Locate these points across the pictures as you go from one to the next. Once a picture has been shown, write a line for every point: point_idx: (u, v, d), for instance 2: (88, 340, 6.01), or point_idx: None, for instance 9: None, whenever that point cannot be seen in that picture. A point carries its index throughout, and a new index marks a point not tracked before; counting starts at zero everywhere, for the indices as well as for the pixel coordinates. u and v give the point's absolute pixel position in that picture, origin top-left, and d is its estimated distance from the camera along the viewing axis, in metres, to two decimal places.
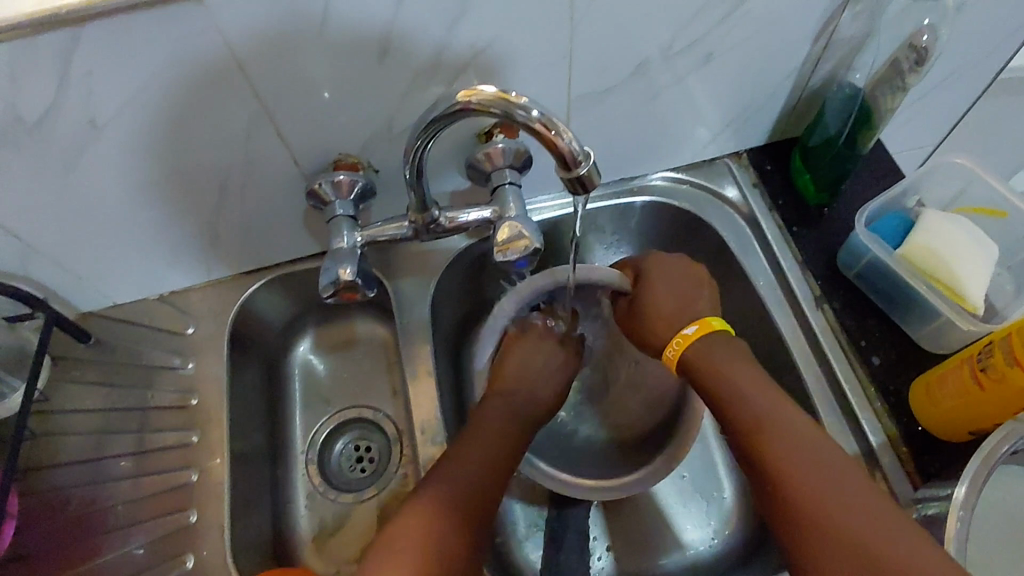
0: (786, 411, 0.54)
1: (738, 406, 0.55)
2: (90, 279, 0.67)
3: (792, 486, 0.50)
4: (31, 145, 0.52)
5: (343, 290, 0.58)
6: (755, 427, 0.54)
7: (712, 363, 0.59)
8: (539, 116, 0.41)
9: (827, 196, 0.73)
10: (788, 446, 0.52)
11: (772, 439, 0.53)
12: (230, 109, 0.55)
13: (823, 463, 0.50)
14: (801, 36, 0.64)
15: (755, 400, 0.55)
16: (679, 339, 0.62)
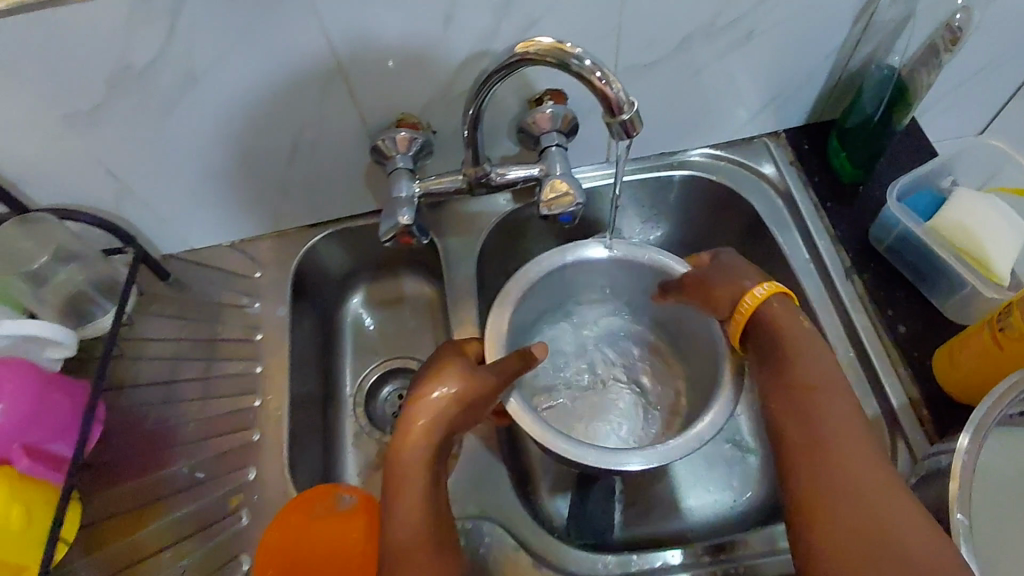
0: (839, 388, 0.56)
1: (796, 366, 0.58)
2: (172, 222, 0.75)
3: (820, 442, 0.53)
4: (137, 90, 0.59)
5: (401, 235, 0.64)
6: (803, 386, 0.57)
7: (792, 326, 0.59)
8: (591, 65, 0.46)
9: (862, 173, 0.76)
10: (827, 410, 0.55)
11: (818, 399, 0.56)
12: (307, 65, 0.61)
13: (856, 442, 0.52)
14: (841, 16, 0.67)
15: (816, 369, 0.57)
16: (766, 287, 0.61)
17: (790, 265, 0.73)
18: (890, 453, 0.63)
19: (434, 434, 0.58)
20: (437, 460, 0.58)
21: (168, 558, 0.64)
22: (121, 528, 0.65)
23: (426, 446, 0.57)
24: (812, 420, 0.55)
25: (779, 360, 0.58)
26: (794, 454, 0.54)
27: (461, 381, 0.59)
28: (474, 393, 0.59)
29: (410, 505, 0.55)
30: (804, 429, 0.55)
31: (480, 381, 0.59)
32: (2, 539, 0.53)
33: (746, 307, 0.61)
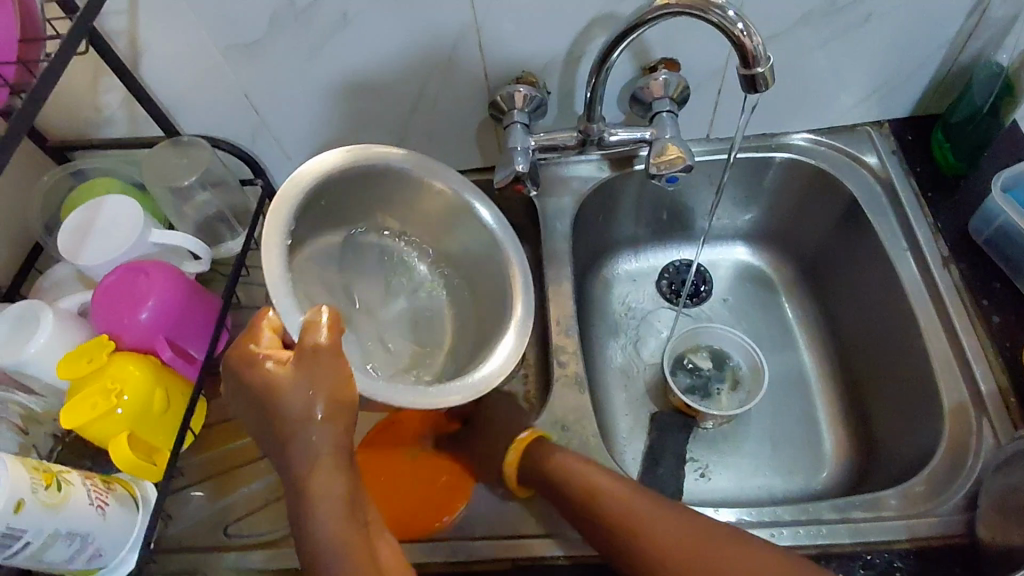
0: (606, 480, 0.58)
1: (559, 483, 0.59)
2: (297, 161, 0.81)
3: (637, 537, 0.53)
4: (293, 28, 0.65)
5: (513, 183, 0.70)
6: (586, 493, 0.57)
7: (555, 459, 0.60)
8: (736, 16, 0.53)
9: (964, 167, 0.76)
10: (614, 499, 0.56)
11: (598, 501, 0.56)
12: (443, 18, 0.66)
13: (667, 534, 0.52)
14: (962, 5, 0.68)
15: (613, 487, 0.57)
16: (518, 442, 0.64)
17: (885, 250, 0.74)
18: (976, 435, 0.63)
19: (331, 457, 0.47)
20: (356, 479, 0.48)
21: (266, 466, 0.69)
22: (227, 434, 0.71)
23: (332, 489, 0.46)
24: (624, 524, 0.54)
25: (556, 481, 0.59)
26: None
27: (306, 394, 0.47)
28: (325, 380, 0.48)
29: (331, 548, 0.45)
30: (627, 541, 0.53)
31: (308, 382, 0.47)
32: (144, 418, 0.59)
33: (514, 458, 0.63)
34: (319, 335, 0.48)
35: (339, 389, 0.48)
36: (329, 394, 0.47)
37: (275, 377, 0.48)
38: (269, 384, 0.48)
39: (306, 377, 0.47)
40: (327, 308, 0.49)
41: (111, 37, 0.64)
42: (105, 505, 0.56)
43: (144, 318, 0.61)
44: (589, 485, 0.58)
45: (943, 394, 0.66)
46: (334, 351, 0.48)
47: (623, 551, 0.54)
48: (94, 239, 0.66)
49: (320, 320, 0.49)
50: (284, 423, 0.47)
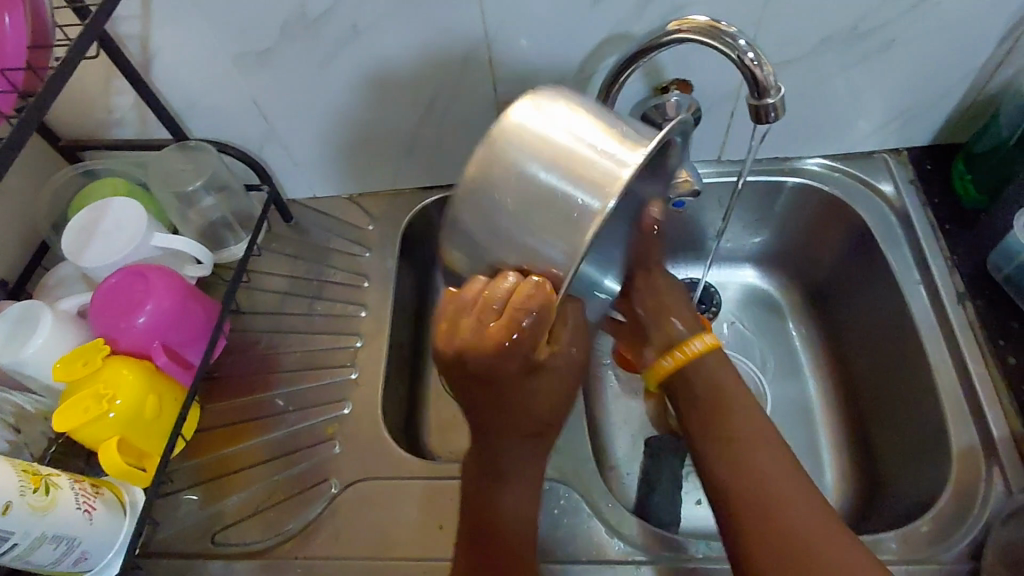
0: (744, 406, 0.57)
1: (703, 375, 0.59)
2: (304, 168, 0.81)
3: (738, 458, 0.54)
4: (305, 38, 0.65)
5: None
6: (712, 388, 0.58)
7: (711, 375, 0.59)
8: (746, 45, 0.51)
9: (986, 200, 0.74)
10: (738, 413, 0.56)
11: (727, 407, 0.57)
12: (456, 31, 0.65)
13: (772, 475, 0.53)
14: (987, 34, 0.66)
15: (738, 396, 0.57)
16: (680, 354, 0.59)
17: (898, 283, 0.72)
18: (985, 481, 0.61)
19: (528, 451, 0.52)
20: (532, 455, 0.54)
21: (257, 474, 0.68)
22: (219, 440, 0.70)
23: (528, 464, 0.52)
24: (732, 430, 0.56)
25: (691, 371, 0.59)
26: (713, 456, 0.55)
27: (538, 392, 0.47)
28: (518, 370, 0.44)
29: (522, 513, 0.53)
30: (729, 462, 0.54)
31: (564, 388, 0.49)
32: (136, 423, 0.59)
33: (699, 347, 0.59)
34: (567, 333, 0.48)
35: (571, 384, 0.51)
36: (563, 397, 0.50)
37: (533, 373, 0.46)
38: (527, 374, 0.46)
39: (553, 382, 0.48)
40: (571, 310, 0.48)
41: (124, 42, 0.64)
42: (93, 509, 0.56)
43: (142, 322, 0.61)
44: (720, 387, 0.58)
45: (952, 435, 0.64)
46: (580, 339, 0.48)
47: (719, 446, 0.55)
48: (97, 242, 0.66)
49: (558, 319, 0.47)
50: (507, 403, 0.47)
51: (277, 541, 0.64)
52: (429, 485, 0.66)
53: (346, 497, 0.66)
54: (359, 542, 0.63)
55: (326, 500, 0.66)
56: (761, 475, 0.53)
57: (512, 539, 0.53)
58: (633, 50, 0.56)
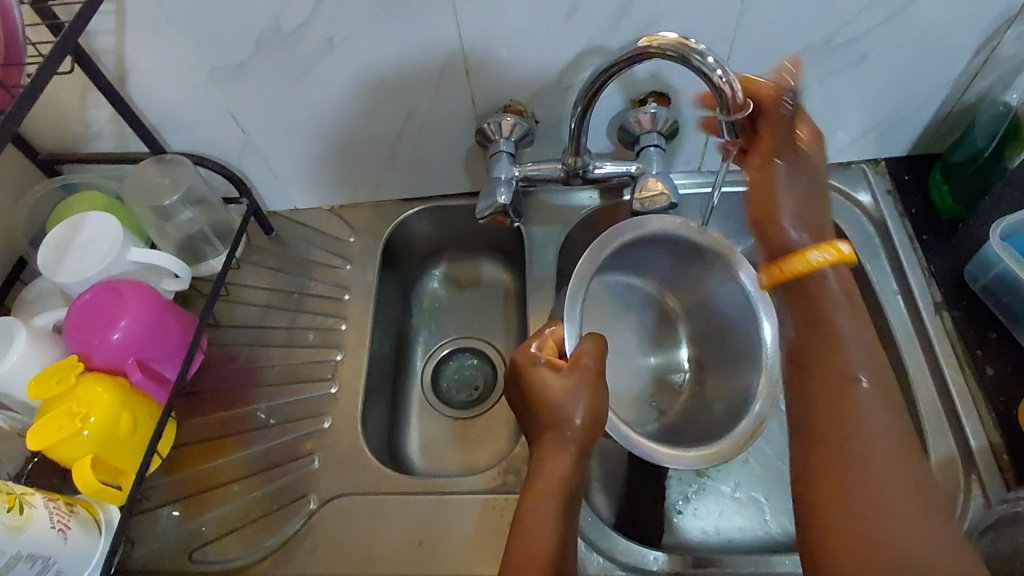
0: (870, 362, 0.49)
1: (832, 349, 0.50)
2: (284, 180, 0.80)
3: (841, 403, 0.47)
4: (281, 52, 0.65)
5: (495, 216, 0.68)
6: (843, 380, 0.48)
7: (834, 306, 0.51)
8: (715, 63, 0.52)
9: (963, 210, 0.74)
10: (865, 417, 0.46)
11: (850, 400, 0.47)
12: (433, 44, 0.65)
13: (875, 436, 0.45)
14: (962, 47, 0.67)
15: (861, 345, 0.49)
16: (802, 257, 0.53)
17: (876, 293, 0.72)
18: (964, 493, 0.61)
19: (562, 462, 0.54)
20: (574, 476, 0.54)
21: (236, 490, 0.68)
22: (197, 456, 0.70)
23: (563, 470, 0.54)
24: (848, 379, 0.48)
25: (827, 337, 0.50)
26: (813, 395, 0.49)
27: (566, 402, 0.56)
28: (544, 379, 0.57)
29: (544, 518, 0.51)
30: (833, 405, 0.48)
31: (573, 393, 0.56)
32: (111, 440, 0.58)
33: (817, 260, 0.53)
34: (592, 355, 0.58)
35: (601, 403, 0.57)
36: (591, 408, 0.56)
37: (551, 373, 0.58)
38: (546, 378, 0.58)
39: (570, 381, 0.57)
40: (600, 341, 0.59)
41: (99, 56, 0.64)
42: (68, 528, 0.55)
43: (116, 338, 0.61)
44: (851, 382, 0.48)
45: (931, 446, 0.64)
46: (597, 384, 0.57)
47: (821, 385, 0.49)
48: (73, 257, 0.66)
49: (587, 349, 0.59)
50: (543, 408, 0.57)
51: (256, 558, 0.64)
52: (409, 499, 0.66)
53: (325, 513, 0.66)
54: (339, 557, 0.63)
55: (305, 516, 0.66)
56: (868, 502, 0.43)
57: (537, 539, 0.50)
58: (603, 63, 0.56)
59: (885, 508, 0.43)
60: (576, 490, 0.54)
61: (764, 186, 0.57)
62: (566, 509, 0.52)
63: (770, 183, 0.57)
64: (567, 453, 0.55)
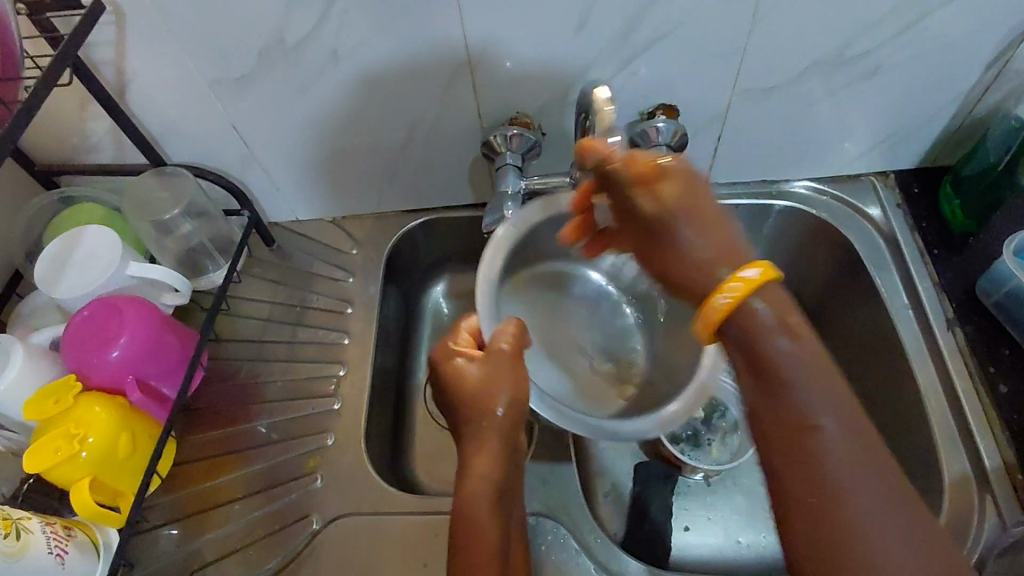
0: (808, 371, 0.42)
1: (782, 393, 0.42)
2: (286, 192, 0.79)
3: (792, 435, 0.41)
4: (283, 64, 0.64)
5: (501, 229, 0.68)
6: (808, 431, 0.40)
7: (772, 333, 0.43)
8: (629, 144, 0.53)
9: (974, 224, 0.74)
10: (841, 474, 0.39)
11: (819, 458, 0.40)
12: (439, 57, 0.64)
13: (838, 464, 0.40)
14: (974, 60, 0.66)
15: (794, 356, 0.42)
16: (738, 287, 0.44)
17: (887, 308, 0.71)
18: (978, 513, 0.60)
19: (496, 450, 0.53)
20: (506, 475, 0.53)
21: (238, 509, 0.66)
22: (197, 475, 0.68)
23: (489, 476, 0.52)
24: (796, 406, 0.41)
25: (772, 376, 0.42)
26: (760, 431, 0.43)
27: (491, 391, 0.53)
28: (472, 371, 0.54)
29: (483, 548, 0.50)
30: (784, 439, 0.41)
31: (499, 382, 0.53)
32: (109, 462, 0.57)
33: (722, 304, 0.44)
34: (510, 342, 0.55)
35: (524, 388, 0.54)
36: (514, 395, 0.53)
37: (474, 366, 0.55)
38: (473, 370, 0.55)
39: (491, 372, 0.54)
40: (518, 323, 0.56)
41: (98, 68, 0.63)
42: (65, 553, 0.53)
43: (115, 356, 0.60)
44: (817, 428, 0.40)
45: (944, 465, 0.63)
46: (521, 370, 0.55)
47: (769, 419, 0.42)
48: (71, 272, 0.65)
49: (509, 331, 0.56)
50: (465, 404, 0.54)
51: None
52: (414, 520, 0.64)
53: (329, 533, 0.64)
54: None
55: (308, 537, 0.65)
56: (857, 548, 0.38)
57: (477, 535, 0.51)
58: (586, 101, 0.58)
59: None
60: (511, 490, 0.54)
61: (653, 218, 0.50)
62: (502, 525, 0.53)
63: (664, 205, 0.50)
64: (492, 445, 0.52)
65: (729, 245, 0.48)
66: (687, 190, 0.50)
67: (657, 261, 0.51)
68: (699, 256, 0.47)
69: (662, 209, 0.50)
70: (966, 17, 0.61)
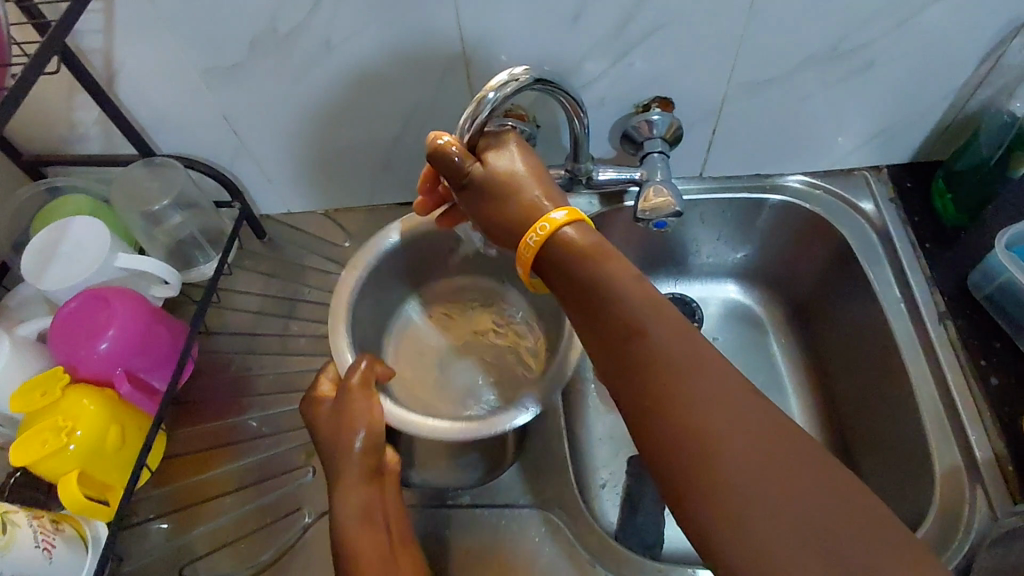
0: (636, 291, 0.48)
1: (610, 307, 0.48)
2: (277, 184, 0.79)
3: (628, 341, 0.46)
4: (273, 53, 0.63)
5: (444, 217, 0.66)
6: (634, 332, 0.46)
7: (588, 259, 0.50)
8: (488, 103, 0.53)
9: (967, 219, 0.74)
10: (662, 363, 0.44)
11: (643, 351, 0.45)
12: (433, 48, 0.63)
13: (671, 360, 0.44)
14: (968, 56, 0.66)
15: (624, 277, 0.49)
16: (545, 226, 0.52)
17: (878, 302, 0.72)
18: (969, 505, 0.60)
19: (354, 475, 0.58)
20: (370, 485, 0.58)
21: (229, 502, 0.66)
22: (188, 468, 0.68)
23: (355, 484, 0.58)
24: (627, 320, 0.47)
25: (593, 291, 0.49)
26: (601, 349, 0.48)
27: (344, 426, 0.59)
28: (323, 412, 0.60)
29: (363, 543, 0.55)
30: (621, 348, 0.46)
31: (353, 415, 0.59)
32: (98, 455, 0.56)
33: (533, 242, 0.52)
34: (360, 376, 0.60)
35: (376, 415, 0.59)
36: (370, 422, 0.59)
37: (330, 402, 0.61)
38: (331, 412, 0.60)
39: (342, 406, 0.59)
40: (368, 357, 0.62)
41: (86, 56, 0.62)
42: (52, 547, 0.53)
43: (104, 348, 0.59)
44: (643, 333, 0.46)
45: (935, 457, 0.63)
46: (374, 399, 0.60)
47: (607, 331, 0.48)
48: (58, 263, 0.64)
49: (360, 366, 0.62)
50: (324, 437, 0.60)
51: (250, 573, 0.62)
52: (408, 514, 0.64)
53: (320, 527, 0.64)
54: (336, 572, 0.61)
55: (300, 529, 0.64)
56: (693, 433, 0.41)
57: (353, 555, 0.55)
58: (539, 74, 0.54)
59: (729, 450, 0.40)
60: (382, 499, 0.58)
61: (481, 189, 0.56)
62: (378, 524, 0.57)
63: (493, 176, 0.56)
64: (351, 472, 0.58)
65: (532, 201, 0.55)
66: (510, 166, 0.56)
67: (487, 228, 0.57)
68: (512, 218, 0.55)
69: (488, 179, 0.55)
70: (961, 12, 0.62)
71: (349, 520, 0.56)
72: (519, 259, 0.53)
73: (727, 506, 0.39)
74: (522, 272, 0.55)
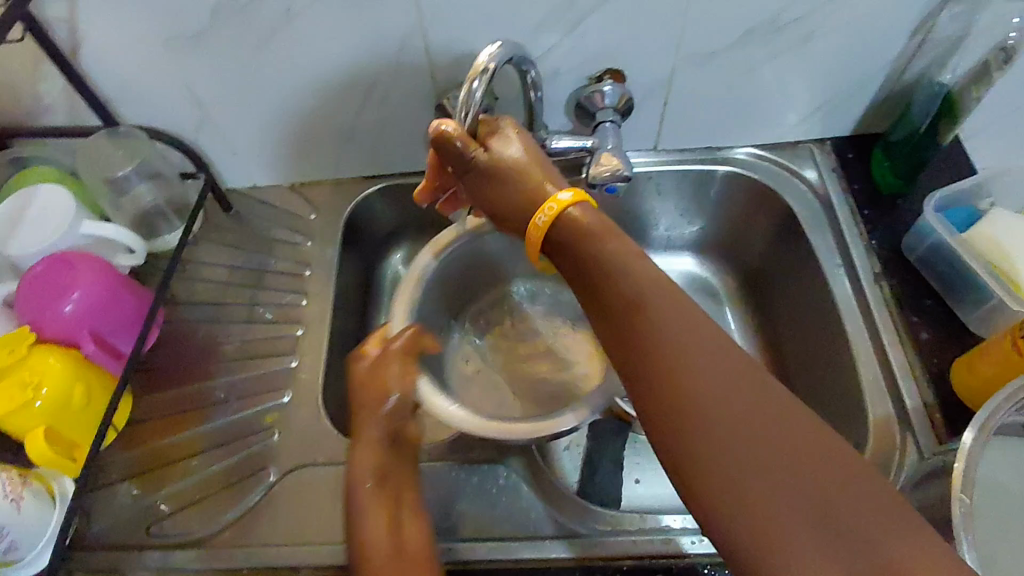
0: (638, 267, 0.49)
1: (612, 282, 0.49)
2: (242, 157, 0.80)
3: (630, 313, 0.47)
4: (234, 21, 0.64)
5: None
6: (635, 306, 0.47)
7: (592, 239, 0.51)
8: (474, 88, 0.55)
9: (902, 186, 0.78)
10: (666, 334, 0.45)
11: (642, 324, 0.46)
12: (391, 19, 0.65)
13: (672, 330, 0.45)
14: (901, 29, 0.70)
15: (626, 254, 0.50)
16: (552, 206, 0.54)
17: (820, 265, 0.76)
18: (900, 451, 0.64)
19: (375, 440, 0.55)
20: (392, 454, 0.55)
21: (195, 464, 0.67)
22: (155, 432, 0.69)
23: (379, 452, 0.54)
24: (629, 293, 0.47)
25: (597, 268, 0.50)
26: (603, 321, 0.49)
27: (392, 384, 0.57)
28: (373, 367, 0.58)
29: (375, 525, 0.51)
30: (622, 319, 0.47)
31: (390, 369, 0.58)
32: (65, 411, 0.58)
33: (541, 223, 0.54)
34: (402, 342, 0.59)
35: (410, 382, 0.58)
36: (404, 388, 0.57)
37: (368, 360, 0.58)
38: (375, 363, 0.58)
39: (381, 365, 0.58)
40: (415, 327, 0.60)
41: (49, 24, 0.63)
42: (21, 499, 0.54)
43: (68, 310, 0.60)
44: (643, 306, 0.46)
45: (870, 408, 0.67)
46: (410, 370, 0.58)
47: (609, 305, 0.48)
48: (23, 229, 0.65)
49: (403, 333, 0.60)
50: (356, 393, 0.57)
51: (215, 530, 0.63)
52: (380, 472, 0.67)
53: (285, 485, 0.66)
54: (299, 527, 0.63)
55: (265, 488, 0.66)
56: (690, 399, 0.42)
57: (362, 573, 0.50)
58: (507, 48, 0.57)
59: (726, 415, 0.40)
60: (401, 475, 0.55)
61: (486, 175, 0.57)
62: (393, 505, 0.53)
63: (496, 161, 0.57)
64: (370, 438, 0.55)
65: (536, 185, 0.56)
66: (509, 150, 0.57)
67: (495, 210, 0.58)
68: (516, 203, 0.57)
69: (491, 165, 0.57)
70: None
71: (360, 509, 0.52)
72: (528, 239, 0.55)
73: (717, 473, 0.39)
74: (531, 256, 0.57)
